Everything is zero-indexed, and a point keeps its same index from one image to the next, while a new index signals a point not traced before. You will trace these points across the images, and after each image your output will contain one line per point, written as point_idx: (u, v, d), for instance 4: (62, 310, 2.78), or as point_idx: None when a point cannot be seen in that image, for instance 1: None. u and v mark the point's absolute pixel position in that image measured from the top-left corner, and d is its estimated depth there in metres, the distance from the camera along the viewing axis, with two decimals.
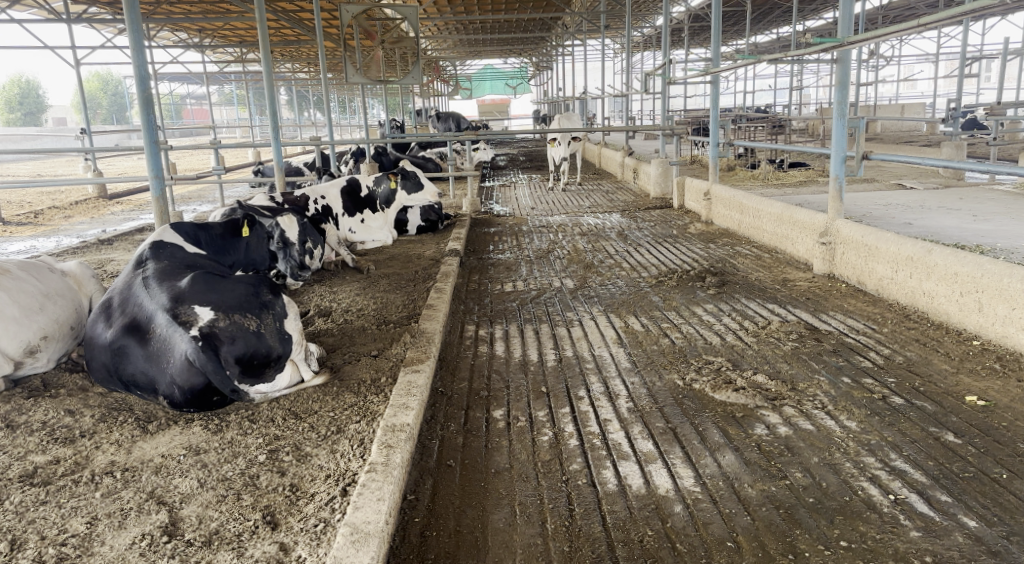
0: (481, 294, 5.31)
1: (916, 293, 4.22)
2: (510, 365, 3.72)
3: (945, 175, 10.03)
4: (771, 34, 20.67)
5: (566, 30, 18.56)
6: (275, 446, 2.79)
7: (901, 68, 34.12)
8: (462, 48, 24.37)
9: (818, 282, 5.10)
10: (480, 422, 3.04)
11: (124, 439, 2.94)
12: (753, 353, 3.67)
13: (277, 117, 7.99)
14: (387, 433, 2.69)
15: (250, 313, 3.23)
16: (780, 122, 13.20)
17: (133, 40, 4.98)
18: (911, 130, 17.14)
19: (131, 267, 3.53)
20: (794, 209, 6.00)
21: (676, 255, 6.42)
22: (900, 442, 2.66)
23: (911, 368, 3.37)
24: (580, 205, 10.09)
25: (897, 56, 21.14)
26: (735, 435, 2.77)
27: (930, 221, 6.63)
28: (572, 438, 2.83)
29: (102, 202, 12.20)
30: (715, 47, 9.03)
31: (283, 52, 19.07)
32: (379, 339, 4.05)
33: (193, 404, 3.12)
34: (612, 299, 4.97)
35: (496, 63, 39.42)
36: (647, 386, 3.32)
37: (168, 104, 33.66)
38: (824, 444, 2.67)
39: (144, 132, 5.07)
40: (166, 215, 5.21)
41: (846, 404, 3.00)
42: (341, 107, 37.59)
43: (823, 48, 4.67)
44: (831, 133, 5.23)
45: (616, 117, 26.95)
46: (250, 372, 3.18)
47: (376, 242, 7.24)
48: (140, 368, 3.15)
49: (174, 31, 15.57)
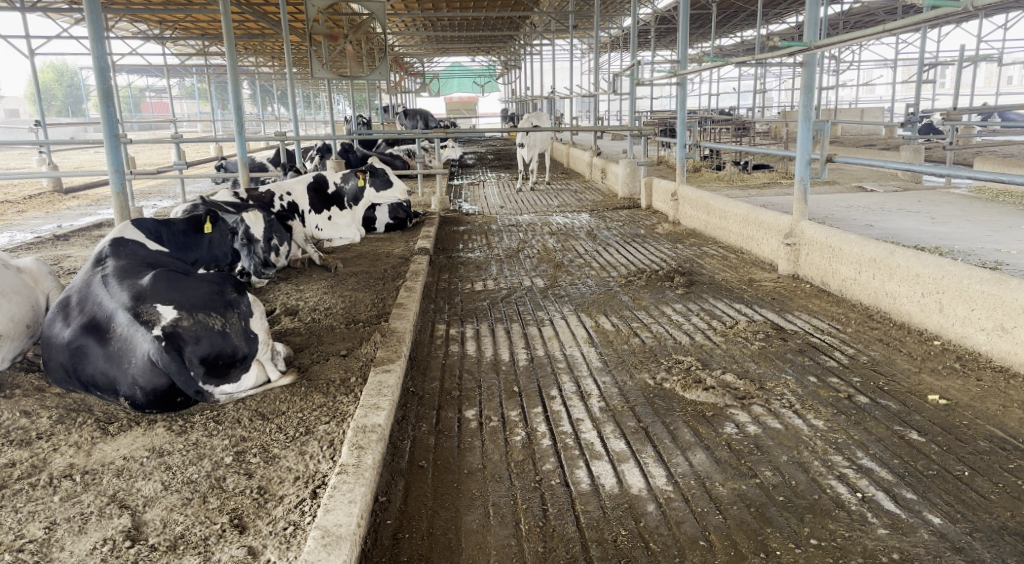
0: (451, 293, 5.27)
1: (879, 294, 4.31)
2: (482, 365, 3.70)
3: (903, 178, 10.28)
4: (736, 37, 20.97)
5: (534, 29, 18.56)
6: (241, 447, 2.73)
7: (860, 72, 34.95)
8: (429, 45, 24.20)
9: (783, 282, 5.18)
10: (452, 422, 3.01)
11: (82, 441, 2.84)
12: (721, 353, 3.71)
13: (242, 113, 7.84)
14: (358, 434, 2.65)
15: (215, 312, 3.16)
16: (745, 124, 13.38)
17: (93, 31, 4.83)
18: (871, 134, 17.53)
19: (89, 264, 3.42)
20: (759, 210, 6.09)
21: (644, 255, 6.47)
22: (866, 440, 2.71)
23: (875, 367, 3.44)
24: (549, 205, 10.12)
25: (857, 61, 21.59)
26: (706, 434, 2.80)
27: (890, 223, 6.79)
28: (545, 438, 2.82)
29: (58, 197, 11.85)
30: (682, 49, 9.11)
31: (247, 46, 18.75)
32: (348, 339, 4.00)
33: (155, 405, 3.04)
34: (583, 299, 4.98)
35: (464, 61, 39.31)
36: (619, 386, 3.33)
37: (126, 96, 32.82)
38: (793, 443, 2.70)
39: (104, 125, 4.92)
40: (126, 210, 5.07)
41: (814, 403, 3.04)
42: (306, 102, 37.09)
43: (790, 52, 4.73)
44: (796, 136, 5.31)
45: (583, 117, 27.06)
46: (215, 372, 3.11)
47: (344, 240, 7.17)
48: (99, 368, 3.05)
49: (134, 22, 15.17)
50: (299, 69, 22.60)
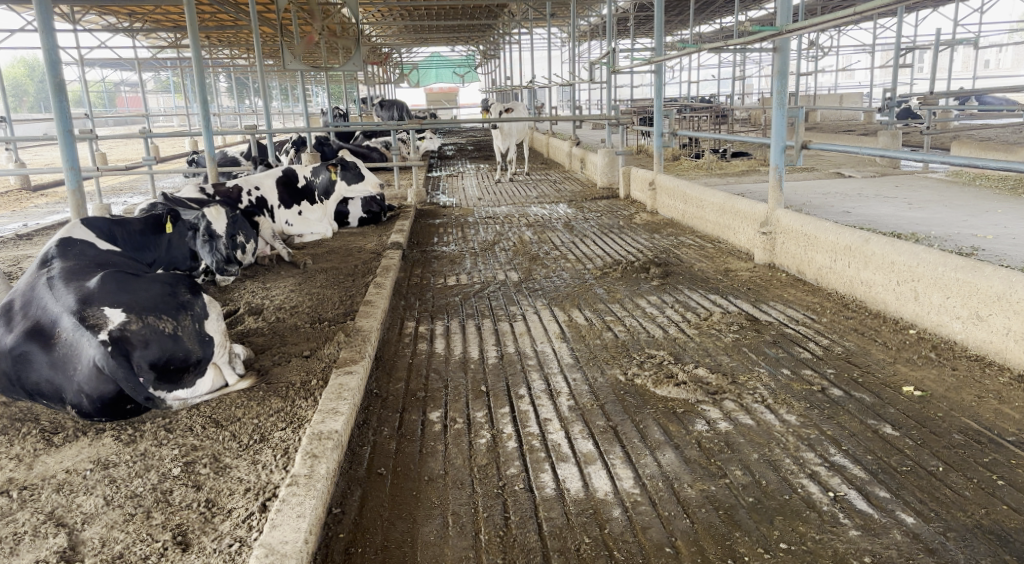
0: (423, 288, 5.16)
1: (854, 282, 4.25)
2: (450, 364, 3.59)
3: (881, 164, 10.27)
4: (715, 24, 20.92)
5: (512, 19, 18.37)
6: (191, 457, 2.60)
7: (839, 57, 35.12)
8: (407, 36, 23.92)
9: (759, 272, 5.12)
10: (415, 425, 2.91)
11: (24, 453, 2.70)
12: (695, 346, 3.63)
13: (208, 106, 7.60)
14: (313, 441, 2.53)
15: (165, 315, 3.03)
16: (723, 112, 13.32)
17: (42, 22, 4.62)
18: (849, 119, 17.56)
19: (34, 266, 3.26)
20: (735, 199, 6.02)
21: (621, 246, 6.39)
22: (840, 436, 2.63)
23: (850, 358, 3.37)
24: (527, 196, 10.00)
25: (835, 48, 21.61)
26: (676, 432, 2.71)
27: (868, 209, 6.75)
28: (511, 440, 2.72)
29: (26, 195, 11.58)
30: (659, 36, 8.98)
31: (221, 38, 18.44)
32: (312, 339, 3.88)
33: (104, 413, 2.91)
34: (556, 292, 4.88)
35: (443, 50, 38.96)
36: (589, 383, 3.23)
37: (100, 91, 32.22)
38: (764, 440, 2.63)
39: (57, 121, 4.73)
40: (83, 208, 4.89)
41: (787, 397, 2.97)
42: (284, 95, 36.60)
43: (762, 37, 4.63)
44: (771, 123, 5.22)
45: (564, 107, 26.91)
46: (167, 377, 2.99)
47: (315, 235, 7.00)
48: (44, 376, 2.91)
49: (102, 15, 14.83)
50: (275, 61, 22.29)
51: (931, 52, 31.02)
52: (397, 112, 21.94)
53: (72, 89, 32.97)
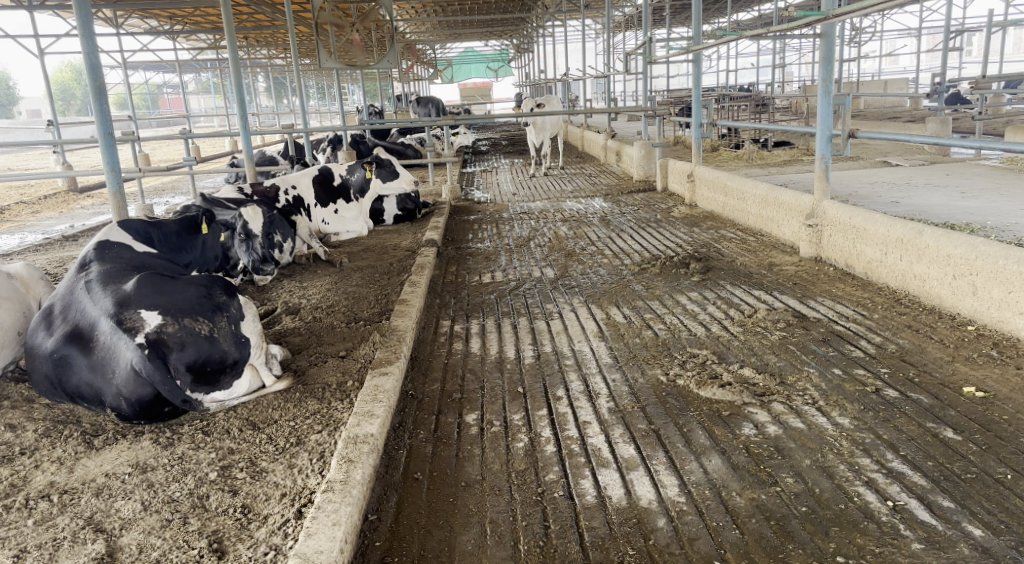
0: (459, 286, 5.10)
1: (907, 276, 4.07)
2: (486, 364, 3.53)
3: (930, 151, 9.90)
4: (754, 10, 20.47)
5: (546, 11, 18.20)
6: (228, 461, 2.58)
7: (884, 42, 34.10)
8: (441, 32, 23.92)
9: (804, 266, 4.95)
10: (451, 428, 2.85)
11: (66, 456, 2.72)
12: (739, 344, 3.50)
13: (245, 106, 7.65)
14: (348, 445, 2.49)
15: (202, 317, 3.03)
16: (763, 101, 12.99)
17: (82, 26, 4.67)
18: (895, 106, 17.00)
19: (73, 270, 3.29)
20: (778, 190, 5.84)
21: (659, 240, 6.26)
22: (897, 441, 2.49)
23: (904, 357, 3.21)
24: (562, 190, 9.91)
25: (879, 33, 20.95)
26: (722, 436, 2.60)
27: (918, 199, 6.49)
28: (549, 444, 2.65)
29: (73, 196, 11.87)
30: (697, 25, 8.76)
31: (258, 38, 18.65)
32: (348, 339, 3.85)
33: (142, 416, 2.91)
34: (594, 289, 4.78)
35: (477, 46, 39.02)
36: (630, 384, 3.13)
37: (143, 94, 32.87)
38: (815, 444, 2.50)
39: (97, 124, 4.79)
40: (124, 210, 4.95)
41: (839, 399, 2.83)
42: (320, 95, 36.93)
43: (806, 23, 4.45)
44: (816, 111, 5.03)
45: (599, 99, 26.61)
46: (204, 379, 2.98)
47: (351, 233, 6.99)
48: (84, 379, 2.93)
49: (143, 19, 15.10)
50: (311, 60, 22.51)
51: (981, 34, 29.98)
52: (432, 108, 21.96)
53: (116, 92, 33.79)
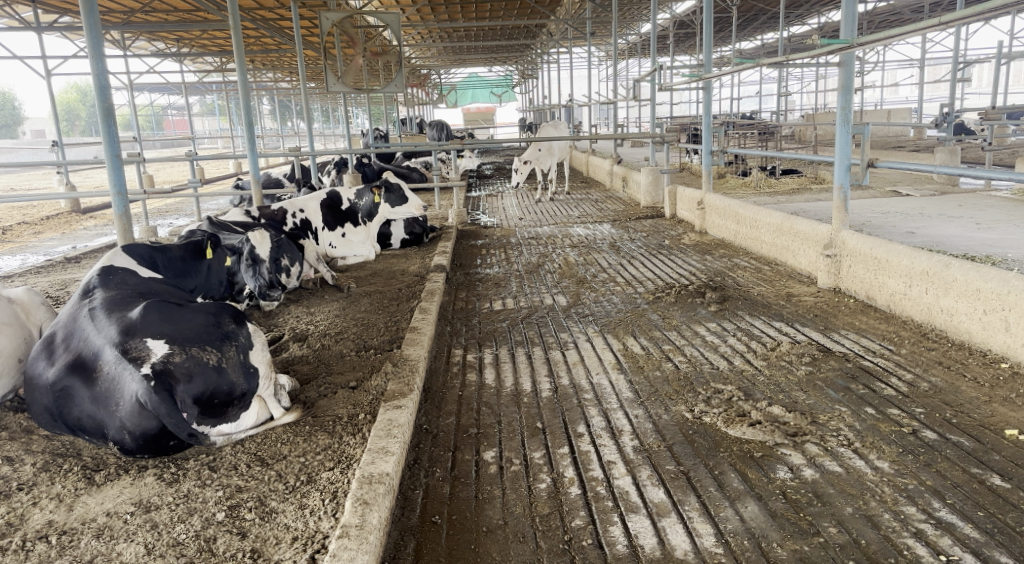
0: (469, 313, 4.99)
1: (933, 310, 3.96)
2: (502, 397, 3.40)
3: (939, 181, 9.82)
4: (758, 39, 20.58)
5: (551, 38, 18.26)
6: (236, 501, 2.46)
7: (886, 73, 34.23)
8: (446, 58, 24.06)
9: (823, 297, 4.84)
10: (469, 466, 2.72)
11: (65, 493, 2.59)
12: (765, 380, 3.38)
13: (253, 128, 7.58)
14: (363, 486, 2.36)
15: (210, 347, 2.92)
16: (770, 129, 12.95)
17: (92, 47, 4.59)
18: (899, 135, 16.99)
19: (76, 297, 3.17)
20: (794, 219, 5.75)
21: (671, 268, 6.17)
22: (942, 487, 2.37)
23: (938, 396, 3.09)
24: (569, 215, 9.83)
25: (882, 63, 21.00)
26: (756, 481, 2.48)
27: (933, 229, 6.41)
28: (573, 486, 2.52)
29: (76, 217, 11.79)
30: (707, 53, 8.70)
31: (265, 62, 18.72)
32: (358, 368, 3.73)
33: (146, 450, 2.79)
34: (609, 319, 4.65)
35: (482, 71, 39.30)
36: (653, 420, 3.01)
37: (148, 115, 32.94)
38: (856, 491, 2.39)
39: (105, 146, 4.70)
40: (130, 234, 4.85)
41: (875, 440, 2.71)
42: (325, 118, 37.08)
43: (828, 51, 4.38)
44: (835, 141, 4.96)
45: (603, 125, 26.66)
46: (210, 412, 2.86)
47: (358, 257, 6.84)
48: (86, 411, 2.81)
49: (152, 41, 15.17)
50: (316, 83, 22.60)
51: (983, 64, 30.23)
52: (438, 131, 21.98)
53: (122, 113, 33.92)
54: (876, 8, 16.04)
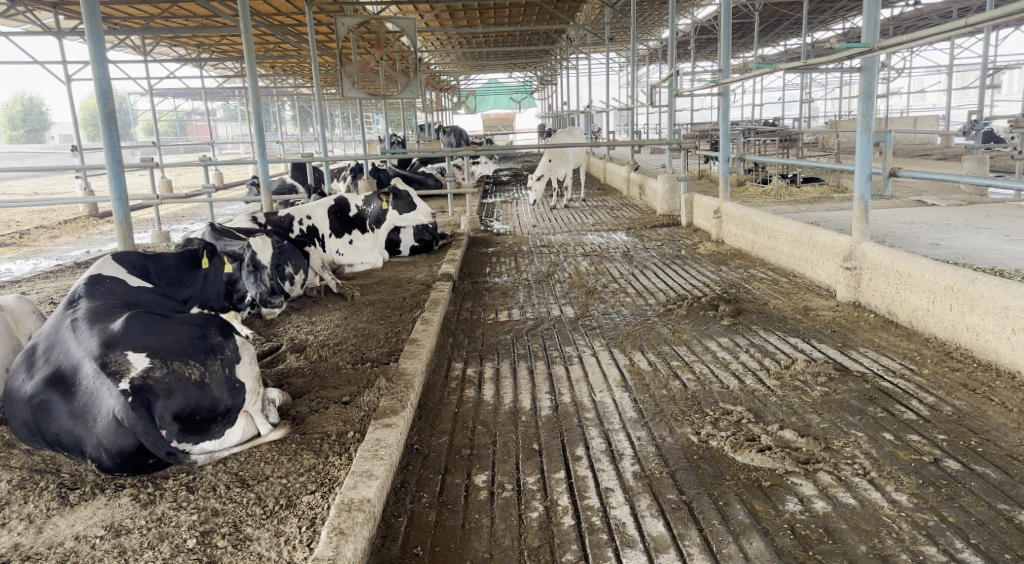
0: (473, 324, 4.85)
1: (957, 328, 3.75)
2: (499, 414, 3.25)
3: (966, 191, 9.53)
4: (781, 44, 20.24)
5: (570, 44, 18.09)
6: (209, 527, 2.34)
7: (910, 81, 33.77)
8: (465, 63, 23.99)
9: (842, 311, 4.64)
10: (458, 490, 2.58)
11: (37, 513, 2.49)
12: (777, 401, 3.20)
13: (264, 134, 7.52)
14: (341, 513, 2.24)
15: (193, 360, 2.82)
16: (791, 136, 12.69)
17: (94, 50, 4.52)
18: (925, 143, 16.59)
19: (61, 307, 3.08)
20: (813, 229, 5.55)
21: (685, 278, 5.99)
22: (965, 526, 2.18)
23: (962, 421, 2.88)
24: (584, 223, 9.67)
25: (908, 69, 20.56)
26: (763, 514, 2.31)
27: (959, 241, 6.17)
28: (567, 516, 2.37)
29: (93, 221, 11.86)
30: (725, 59, 8.46)
31: (284, 67, 18.75)
32: (353, 382, 3.60)
33: (124, 469, 2.69)
34: (616, 332, 4.48)
35: (501, 77, 39.22)
36: (656, 444, 2.84)
37: (171, 120, 33.21)
38: (871, 527, 2.20)
39: (106, 151, 4.63)
40: (129, 240, 4.78)
41: (893, 470, 2.52)
42: (345, 124, 37.21)
43: (850, 55, 4.18)
44: (855, 149, 4.76)
45: (622, 131, 26.44)
46: (191, 429, 2.75)
47: (366, 264, 6.79)
48: (64, 426, 2.71)
49: (172, 46, 15.25)
50: (335, 88, 22.64)
51: (1013, 71, 29.61)
52: (455, 138, 21.93)
53: (144, 119, 34.26)
54: (903, 12, 15.68)
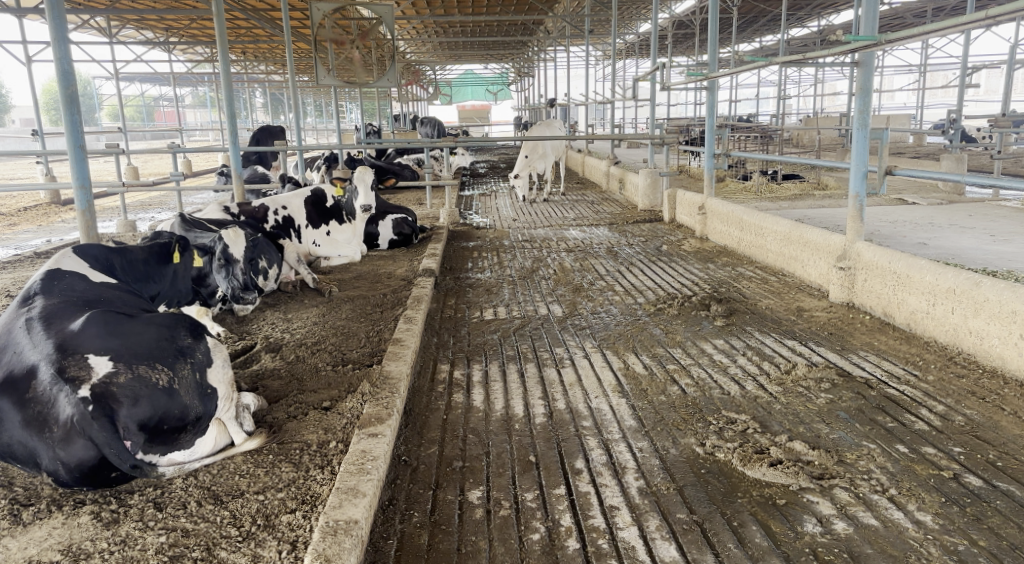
0: (458, 323, 4.65)
1: (960, 331, 3.65)
2: (491, 422, 3.06)
3: (944, 190, 9.56)
4: (759, 41, 20.28)
5: (549, 34, 17.87)
6: (179, 550, 2.13)
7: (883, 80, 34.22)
8: (442, 53, 23.66)
9: (836, 313, 4.53)
10: (450, 507, 2.40)
11: None
12: (782, 409, 3.06)
13: (236, 121, 7.18)
14: (326, 538, 2.05)
15: (160, 365, 2.59)
16: (770, 132, 12.65)
17: (55, 29, 4.21)
18: (900, 142, 16.69)
19: (15, 305, 2.81)
20: (803, 227, 5.44)
21: (673, 276, 5.86)
22: (997, 550, 2.05)
23: (977, 432, 2.77)
24: (565, 217, 9.52)
25: (883, 67, 20.74)
26: (782, 536, 2.16)
27: (945, 241, 6.12)
28: (571, 539, 2.20)
29: (55, 209, 11.39)
30: (712, 52, 8.28)
31: (255, 52, 18.24)
32: (334, 386, 3.39)
33: (84, 483, 2.44)
34: (608, 332, 4.32)
35: (477, 68, 38.86)
36: (660, 456, 2.68)
37: (135, 105, 32.23)
38: (898, 551, 2.07)
39: (67, 135, 4.32)
40: (94, 231, 4.49)
41: (911, 486, 2.39)
42: (317, 113, 36.58)
43: (850, 49, 3.95)
44: (851, 146, 4.63)
45: (599, 125, 26.31)
46: (159, 439, 2.52)
47: (343, 257, 6.54)
48: (16, 436, 2.40)
49: (140, 28, 14.73)
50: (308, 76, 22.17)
51: (980, 71, 30.14)
52: (432, 129, 21.61)
53: (109, 104, 33.24)
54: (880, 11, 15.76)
